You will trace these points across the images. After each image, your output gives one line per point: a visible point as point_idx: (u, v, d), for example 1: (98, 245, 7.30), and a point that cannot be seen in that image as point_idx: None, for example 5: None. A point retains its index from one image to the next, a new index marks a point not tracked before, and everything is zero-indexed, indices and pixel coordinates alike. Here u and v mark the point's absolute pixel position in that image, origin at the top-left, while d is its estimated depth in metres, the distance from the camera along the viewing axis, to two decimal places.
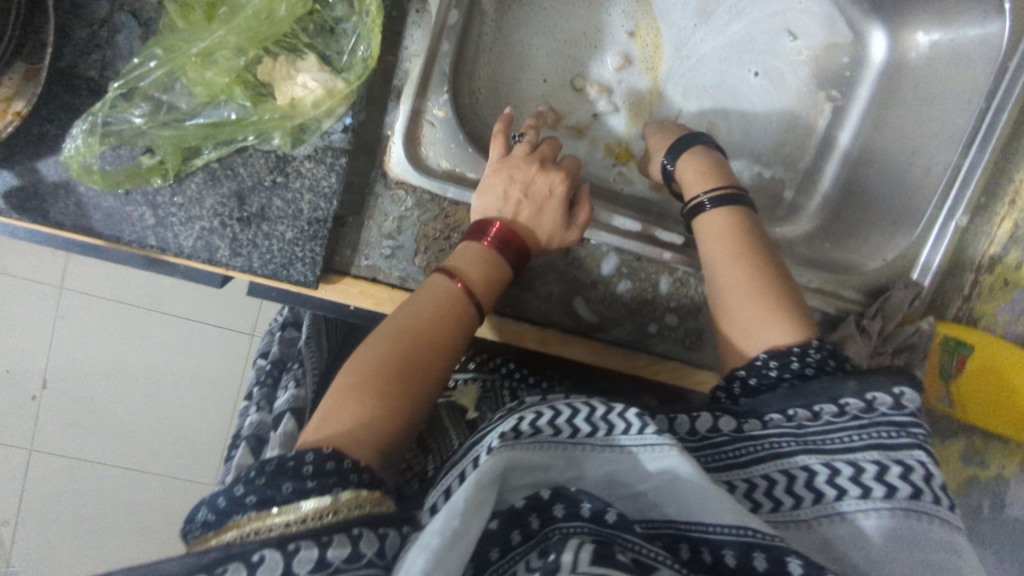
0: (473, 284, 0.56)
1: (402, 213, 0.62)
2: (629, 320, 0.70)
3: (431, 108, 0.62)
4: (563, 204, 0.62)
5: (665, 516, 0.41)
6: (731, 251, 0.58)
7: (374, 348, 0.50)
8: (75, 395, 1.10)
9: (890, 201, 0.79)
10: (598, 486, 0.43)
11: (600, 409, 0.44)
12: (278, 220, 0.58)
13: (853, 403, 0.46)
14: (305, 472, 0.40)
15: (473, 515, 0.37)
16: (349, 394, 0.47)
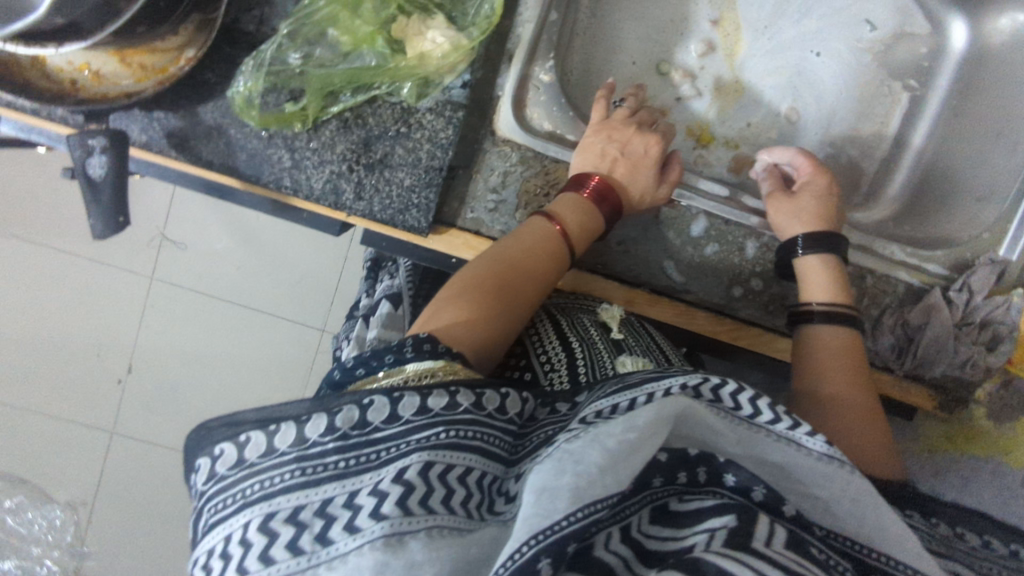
0: (570, 228, 0.59)
1: (507, 168, 0.67)
2: (715, 283, 0.72)
3: (537, 73, 0.68)
4: (656, 164, 0.64)
5: (844, 532, 0.39)
6: (853, 362, 0.59)
7: (477, 269, 0.53)
8: (159, 378, 1.18)
9: (971, 178, 0.82)
10: (763, 473, 0.40)
11: (748, 391, 0.41)
12: (398, 167, 0.63)
13: (1003, 547, 0.48)
14: (406, 348, 0.42)
15: (654, 432, 0.36)
16: (452, 300, 0.50)
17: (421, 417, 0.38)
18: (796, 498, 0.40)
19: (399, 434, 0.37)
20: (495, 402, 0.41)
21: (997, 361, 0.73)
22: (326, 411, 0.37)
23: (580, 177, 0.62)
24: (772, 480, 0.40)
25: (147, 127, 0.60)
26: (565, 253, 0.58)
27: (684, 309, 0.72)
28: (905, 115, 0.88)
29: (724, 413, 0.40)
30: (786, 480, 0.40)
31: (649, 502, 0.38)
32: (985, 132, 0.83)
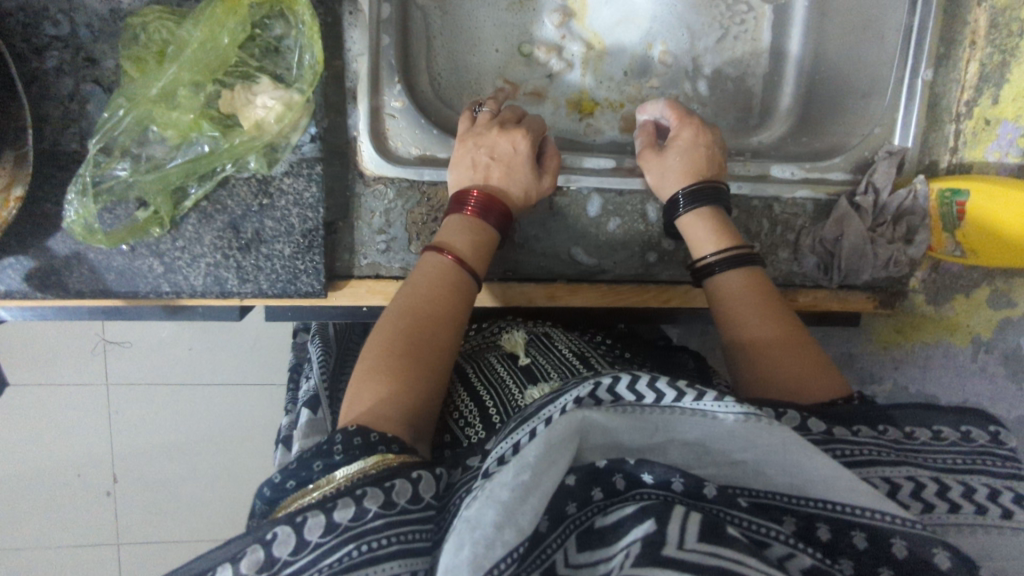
0: (463, 253, 0.57)
1: (386, 206, 0.65)
2: (628, 255, 0.72)
3: (388, 102, 0.65)
4: (532, 159, 0.62)
5: (773, 486, 0.41)
6: (758, 307, 0.58)
7: (388, 330, 0.51)
8: (145, 483, 1.04)
9: (854, 76, 0.80)
10: (685, 454, 0.42)
11: (643, 378, 0.45)
12: (273, 240, 0.61)
13: (948, 432, 0.47)
14: (335, 448, 0.43)
15: (544, 473, 0.39)
16: (374, 371, 0.48)
17: (329, 538, 0.37)
18: (718, 469, 0.42)
19: (309, 563, 0.37)
20: (407, 494, 0.40)
21: (918, 251, 0.74)
22: (230, 561, 0.36)
23: (458, 199, 0.60)
24: (693, 460, 0.42)
25: (2, 276, 0.58)
26: (473, 275, 0.57)
27: (604, 288, 0.71)
28: (774, 28, 0.85)
29: (624, 411, 0.43)
30: (705, 455, 0.42)
31: (574, 530, 0.39)
32: (862, 24, 0.78)
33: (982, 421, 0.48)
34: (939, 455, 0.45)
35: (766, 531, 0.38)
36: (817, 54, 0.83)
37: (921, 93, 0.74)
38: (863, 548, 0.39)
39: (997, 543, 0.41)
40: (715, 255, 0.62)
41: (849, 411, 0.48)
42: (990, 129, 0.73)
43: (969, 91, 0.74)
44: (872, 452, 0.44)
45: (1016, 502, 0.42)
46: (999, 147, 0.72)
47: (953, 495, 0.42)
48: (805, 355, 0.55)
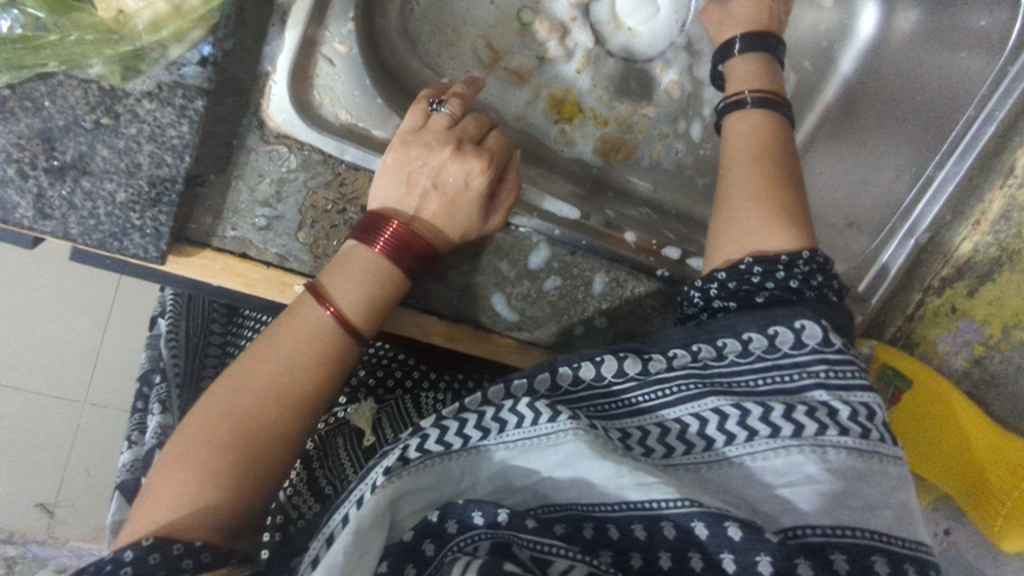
0: (346, 309, 0.47)
1: (282, 174, 0.49)
2: (553, 320, 0.59)
3: (330, 40, 0.49)
4: (480, 201, 0.51)
5: (568, 499, 0.40)
6: (749, 153, 0.55)
7: (217, 403, 0.43)
8: None
9: (845, 198, 0.73)
10: (491, 493, 0.41)
11: (452, 425, 0.42)
12: (103, 176, 0.43)
13: (757, 340, 0.46)
14: (122, 574, 0.37)
15: (355, 566, 0.36)
16: (181, 459, 0.41)
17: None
18: (523, 497, 0.41)
19: None
20: None
21: None
22: None
23: (373, 221, 0.48)
24: (499, 494, 0.41)
25: None
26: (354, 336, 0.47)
27: (511, 347, 0.59)
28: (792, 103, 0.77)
29: (427, 466, 0.41)
30: (510, 491, 0.41)
31: None
32: (884, 143, 0.73)
33: (788, 319, 0.46)
34: (744, 376, 0.45)
35: (550, 550, 0.37)
36: (815, 153, 0.76)
37: (909, 252, 0.66)
38: (642, 538, 0.38)
39: (790, 466, 0.39)
40: (753, 94, 0.58)
41: (672, 335, 0.49)
42: (954, 318, 0.68)
43: (949, 268, 0.68)
44: (681, 389, 0.44)
45: (808, 415, 0.41)
46: (951, 341, 0.69)
47: (750, 422, 0.41)
48: (784, 197, 0.53)
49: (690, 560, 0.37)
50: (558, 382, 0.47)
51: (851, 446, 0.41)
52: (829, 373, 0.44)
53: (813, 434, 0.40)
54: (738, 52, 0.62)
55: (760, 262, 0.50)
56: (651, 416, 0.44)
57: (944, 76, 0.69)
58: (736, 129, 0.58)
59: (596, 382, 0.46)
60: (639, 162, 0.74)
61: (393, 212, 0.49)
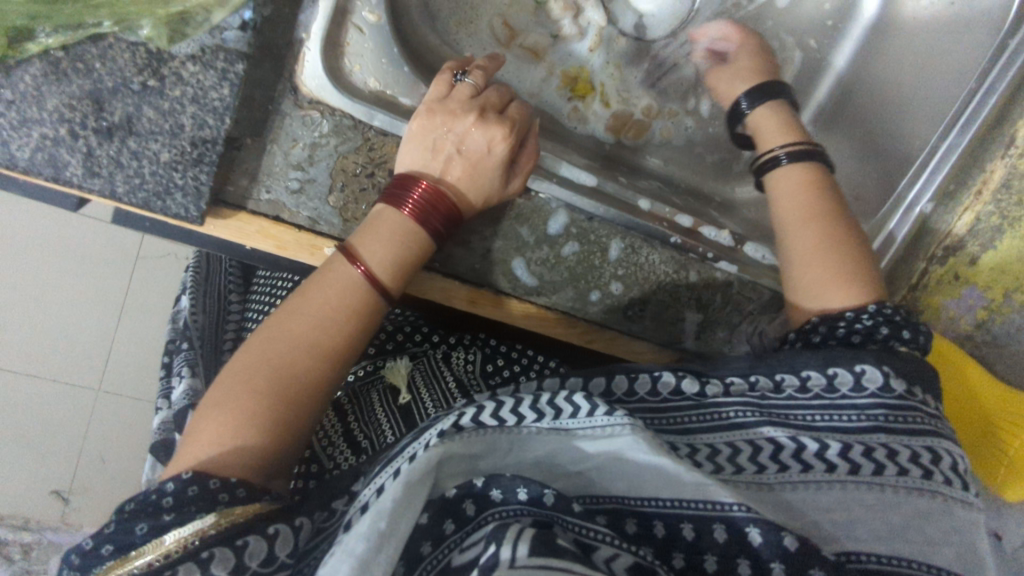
0: (375, 265, 0.49)
1: (315, 140, 0.51)
2: (571, 285, 0.61)
3: (359, 10, 0.51)
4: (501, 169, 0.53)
5: (609, 490, 0.43)
6: (803, 212, 0.57)
7: (254, 354, 0.46)
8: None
9: (852, 173, 0.76)
10: (537, 467, 0.44)
11: (506, 403, 0.45)
12: (149, 136, 0.45)
13: (816, 378, 0.48)
14: (164, 507, 0.39)
15: (401, 515, 0.37)
16: (219, 403, 0.44)
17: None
18: (568, 483, 0.44)
19: None
20: (259, 555, 0.39)
21: None
22: None
23: (402, 181, 0.51)
24: (547, 473, 0.44)
25: None
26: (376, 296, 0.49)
27: (531, 311, 0.62)
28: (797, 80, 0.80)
29: (478, 440, 0.42)
30: (557, 468, 0.44)
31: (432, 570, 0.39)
32: (893, 129, 0.74)
33: (848, 363, 0.48)
34: (801, 410, 0.48)
35: (596, 536, 0.40)
36: (824, 129, 0.80)
37: (913, 225, 0.68)
38: (687, 537, 0.41)
39: (843, 494, 0.43)
40: (785, 149, 0.60)
41: (732, 366, 0.52)
42: (957, 285, 0.70)
43: (953, 237, 0.70)
44: (742, 414, 0.47)
45: (865, 456, 0.44)
46: (956, 306, 0.71)
47: (806, 456, 0.44)
48: (841, 252, 0.56)
49: (739, 565, 0.40)
50: (612, 388, 0.51)
51: (911, 486, 0.43)
52: (888, 417, 0.46)
53: (870, 475, 0.43)
54: (747, 111, 0.65)
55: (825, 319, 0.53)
56: (718, 435, 0.47)
57: (948, 54, 0.71)
58: (772, 183, 0.60)
59: (650, 396, 0.50)
60: (650, 140, 0.77)
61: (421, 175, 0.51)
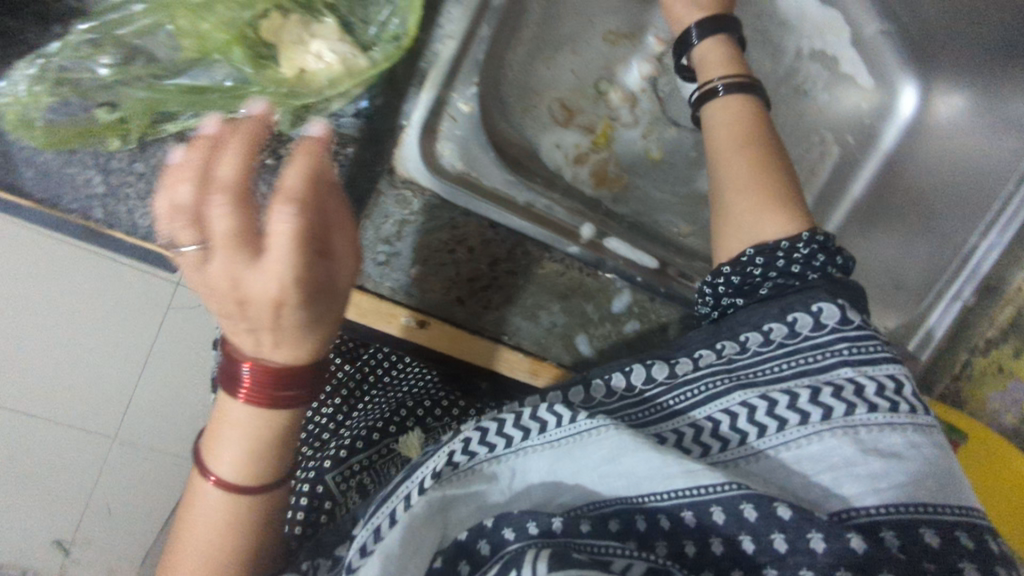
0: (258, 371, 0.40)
1: (405, 216, 0.55)
2: (630, 362, 0.62)
3: (455, 100, 0.56)
4: (272, 273, 0.34)
5: (614, 492, 0.44)
6: (740, 141, 0.58)
7: (189, 511, 0.46)
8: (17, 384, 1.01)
9: (892, 261, 0.78)
10: (540, 488, 0.46)
11: (494, 427, 0.47)
12: (260, 210, 0.48)
13: (777, 329, 0.50)
14: None
15: (410, 557, 0.42)
16: (173, 567, 0.46)
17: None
18: (572, 500, 0.45)
19: None
20: None
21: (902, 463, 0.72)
22: None
23: (222, 381, 0.42)
24: (547, 497, 0.45)
25: None
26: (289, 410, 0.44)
27: None
28: (834, 171, 0.82)
29: (472, 470, 0.45)
30: (556, 490, 0.45)
31: None
32: (931, 220, 0.77)
33: (805, 305, 0.50)
34: (765, 366, 0.49)
35: (611, 550, 0.42)
36: (860, 213, 0.80)
37: (958, 311, 0.71)
38: (717, 553, 0.42)
39: (826, 451, 0.44)
40: (722, 82, 0.61)
41: (695, 337, 0.53)
42: (1002, 377, 0.72)
43: (996, 329, 0.72)
44: (697, 395, 0.49)
45: (834, 398, 0.46)
46: (1002, 398, 0.73)
47: (778, 412, 0.46)
48: (771, 182, 0.56)
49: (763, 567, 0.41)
50: (592, 395, 0.52)
51: (880, 421, 0.45)
52: (849, 352, 0.48)
53: (842, 416, 0.45)
54: (697, 41, 0.65)
55: (757, 251, 0.53)
56: (684, 417, 0.49)
57: (984, 159, 0.76)
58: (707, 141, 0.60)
59: (629, 392, 0.51)
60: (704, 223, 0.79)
61: (231, 366, 0.41)
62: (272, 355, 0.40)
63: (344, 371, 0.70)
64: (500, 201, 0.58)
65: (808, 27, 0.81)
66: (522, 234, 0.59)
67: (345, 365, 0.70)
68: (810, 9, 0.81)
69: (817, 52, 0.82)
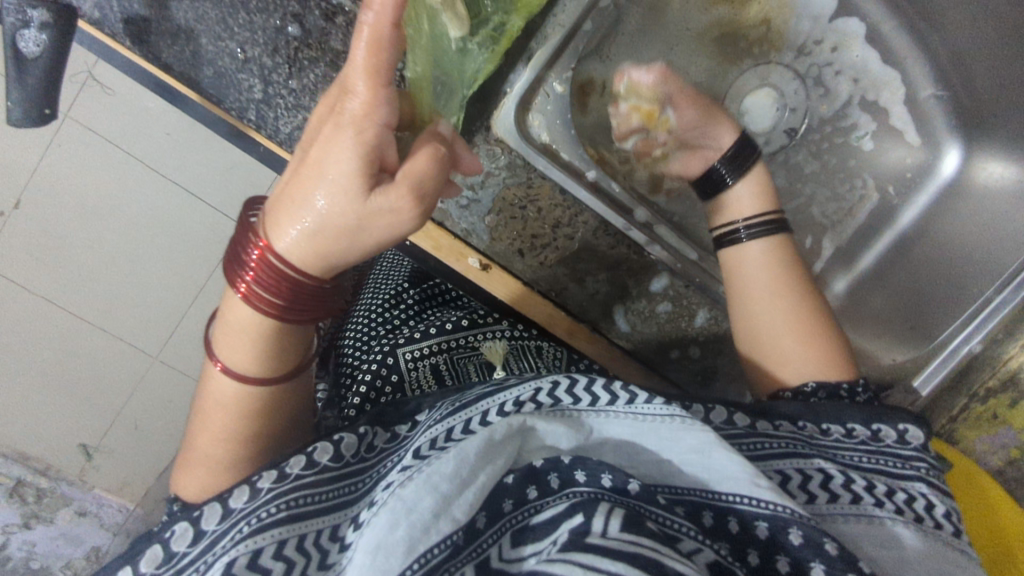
0: (282, 261, 0.43)
1: (491, 169, 0.64)
2: (658, 339, 0.71)
3: (551, 80, 0.65)
4: (362, 102, 0.40)
5: (690, 484, 0.48)
6: (777, 286, 0.65)
7: (209, 379, 0.49)
8: (107, 279, 1.14)
9: (913, 305, 0.86)
10: (620, 449, 0.50)
11: (581, 382, 0.52)
12: None
13: (860, 429, 0.56)
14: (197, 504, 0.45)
15: (481, 466, 0.46)
16: (199, 417, 0.49)
17: (308, 472, 0.45)
18: (646, 469, 0.50)
19: (259, 505, 0.43)
20: (329, 453, 0.47)
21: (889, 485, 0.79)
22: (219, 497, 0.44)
23: (228, 272, 0.45)
24: (624, 456, 0.50)
25: (102, 5, 0.54)
26: (304, 315, 0.46)
27: (617, 355, 0.71)
28: (868, 218, 0.92)
29: (563, 413, 0.51)
30: (638, 453, 0.50)
31: (509, 528, 0.46)
32: (956, 283, 0.83)
33: (892, 420, 0.56)
34: (845, 453, 0.54)
35: (679, 528, 0.45)
36: (895, 254, 0.90)
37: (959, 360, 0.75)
38: (761, 535, 0.45)
39: (890, 533, 0.49)
40: (745, 225, 0.68)
41: (778, 407, 0.57)
42: (994, 424, 0.79)
43: (995, 380, 0.77)
44: (794, 445, 0.52)
45: (904, 501, 0.51)
46: (991, 441, 0.80)
47: (854, 487, 0.51)
48: (813, 325, 0.63)
49: (810, 567, 0.44)
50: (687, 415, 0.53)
51: (945, 538, 0.50)
52: (925, 472, 0.54)
53: (913, 521, 0.50)
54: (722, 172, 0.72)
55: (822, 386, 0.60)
56: (808, 461, 0.51)
57: (1010, 225, 0.81)
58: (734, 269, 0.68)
59: (709, 426, 0.54)
60: None
61: (242, 247, 0.44)
62: (282, 239, 0.43)
63: (411, 293, 0.78)
64: (571, 172, 0.66)
65: (865, 79, 0.90)
66: (583, 206, 0.66)
67: (413, 288, 0.78)
68: (873, 63, 0.89)
69: (870, 101, 0.90)
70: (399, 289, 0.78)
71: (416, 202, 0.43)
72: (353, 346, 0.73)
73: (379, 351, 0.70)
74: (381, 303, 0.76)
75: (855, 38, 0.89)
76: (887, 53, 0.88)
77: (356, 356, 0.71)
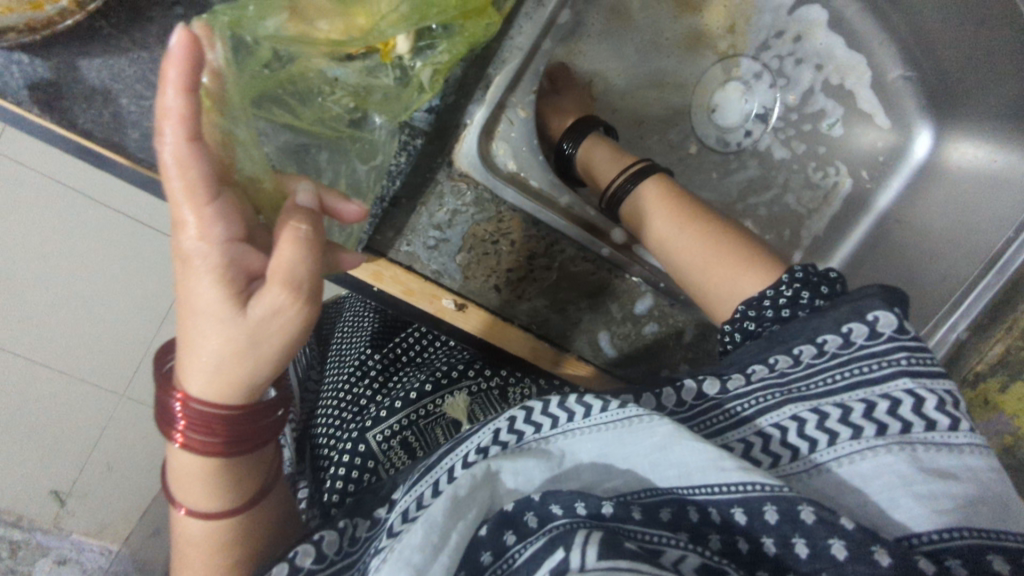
0: (197, 404, 0.38)
1: (457, 206, 0.60)
2: (646, 362, 0.67)
3: (514, 106, 0.62)
4: (195, 225, 0.35)
5: (667, 483, 0.45)
6: (676, 220, 0.61)
7: (180, 526, 0.45)
8: (57, 332, 1.07)
9: (898, 290, 0.84)
10: (594, 470, 0.48)
11: (538, 409, 0.50)
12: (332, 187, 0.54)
13: (830, 339, 0.49)
14: None
15: (450, 526, 0.44)
16: (183, 562, 0.45)
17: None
18: (624, 483, 0.47)
19: None
20: (310, 555, 0.46)
21: None
22: None
23: (160, 433, 0.40)
24: (597, 480, 0.48)
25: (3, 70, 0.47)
26: (249, 441, 0.41)
27: (604, 378, 0.67)
28: (845, 205, 0.91)
29: (528, 448, 0.49)
30: (610, 468, 0.48)
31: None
32: (939, 270, 0.81)
33: (858, 314, 0.49)
34: (817, 378, 0.48)
35: (659, 540, 0.43)
36: (877, 236, 0.89)
37: (949, 350, 0.75)
38: (740, 521, 0.43)
39: (863, 470, 0.44)
40: (626, 179, 0.67)
41: (745, 352, 0.53)
42: (987, 410, 0.77)
43: (984, 364, 0.76)
44: (756, 403, 0.50)
45: (889, 415, 0.45)
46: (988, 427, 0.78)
47: (829, 424, 0.46)
48: (725, 243, 0.59)
49: (795, 543, 0.41)
50: (661, 403, 0.54)
51: (936, 441, 0.44)
52: (907, 363, 0.47)
53: (897, 433, 0.45)
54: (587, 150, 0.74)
55: (746, 305, 0.55)
56: (753, 424, 0.49)
57: (979, 202, 0.79)
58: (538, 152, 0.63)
59: (677, 408, 0.53)
60: None
61: (163, 403, 0.39)
62: (191, 380, 0.38)
63: (374, 356, 0.74)
64: (542, 200, 0.63)
65: (831, 65, 0.88)
66: (558, 232, 0.63)
67: (376, 353, 0.75)
68: (837, 50, 0.87)
69: (834, 87, 0.89)
70: (363, 356, 0.74)
71: (302, 296, 0.36)
72: (326, 427, 0.70)
73: (348, 436, 0.67)
74: (349, 375, 0.73)
75: (818, 26, 0.87)
76: (852, 37, 0.86)
77: (330, 443, 0.68)
